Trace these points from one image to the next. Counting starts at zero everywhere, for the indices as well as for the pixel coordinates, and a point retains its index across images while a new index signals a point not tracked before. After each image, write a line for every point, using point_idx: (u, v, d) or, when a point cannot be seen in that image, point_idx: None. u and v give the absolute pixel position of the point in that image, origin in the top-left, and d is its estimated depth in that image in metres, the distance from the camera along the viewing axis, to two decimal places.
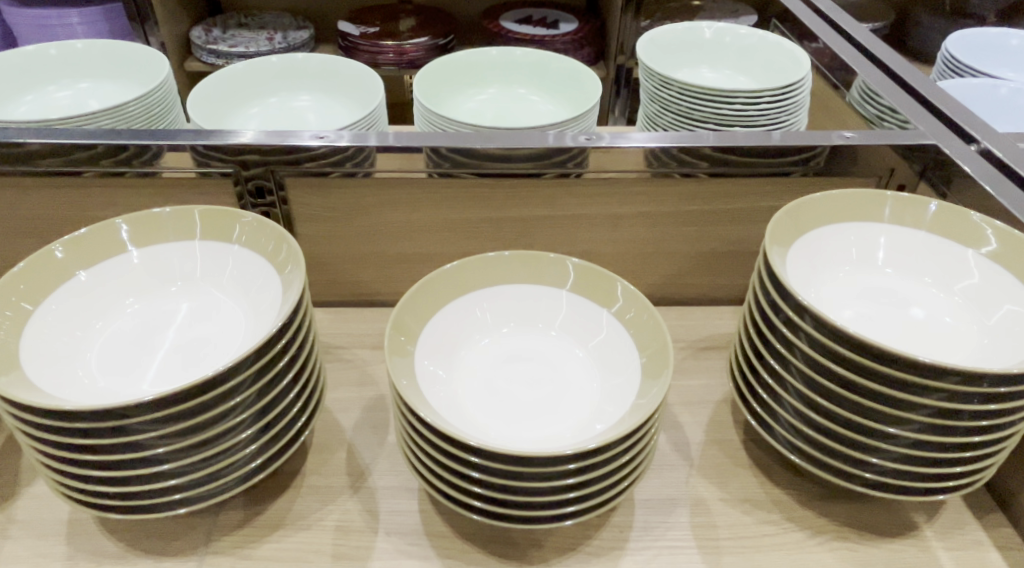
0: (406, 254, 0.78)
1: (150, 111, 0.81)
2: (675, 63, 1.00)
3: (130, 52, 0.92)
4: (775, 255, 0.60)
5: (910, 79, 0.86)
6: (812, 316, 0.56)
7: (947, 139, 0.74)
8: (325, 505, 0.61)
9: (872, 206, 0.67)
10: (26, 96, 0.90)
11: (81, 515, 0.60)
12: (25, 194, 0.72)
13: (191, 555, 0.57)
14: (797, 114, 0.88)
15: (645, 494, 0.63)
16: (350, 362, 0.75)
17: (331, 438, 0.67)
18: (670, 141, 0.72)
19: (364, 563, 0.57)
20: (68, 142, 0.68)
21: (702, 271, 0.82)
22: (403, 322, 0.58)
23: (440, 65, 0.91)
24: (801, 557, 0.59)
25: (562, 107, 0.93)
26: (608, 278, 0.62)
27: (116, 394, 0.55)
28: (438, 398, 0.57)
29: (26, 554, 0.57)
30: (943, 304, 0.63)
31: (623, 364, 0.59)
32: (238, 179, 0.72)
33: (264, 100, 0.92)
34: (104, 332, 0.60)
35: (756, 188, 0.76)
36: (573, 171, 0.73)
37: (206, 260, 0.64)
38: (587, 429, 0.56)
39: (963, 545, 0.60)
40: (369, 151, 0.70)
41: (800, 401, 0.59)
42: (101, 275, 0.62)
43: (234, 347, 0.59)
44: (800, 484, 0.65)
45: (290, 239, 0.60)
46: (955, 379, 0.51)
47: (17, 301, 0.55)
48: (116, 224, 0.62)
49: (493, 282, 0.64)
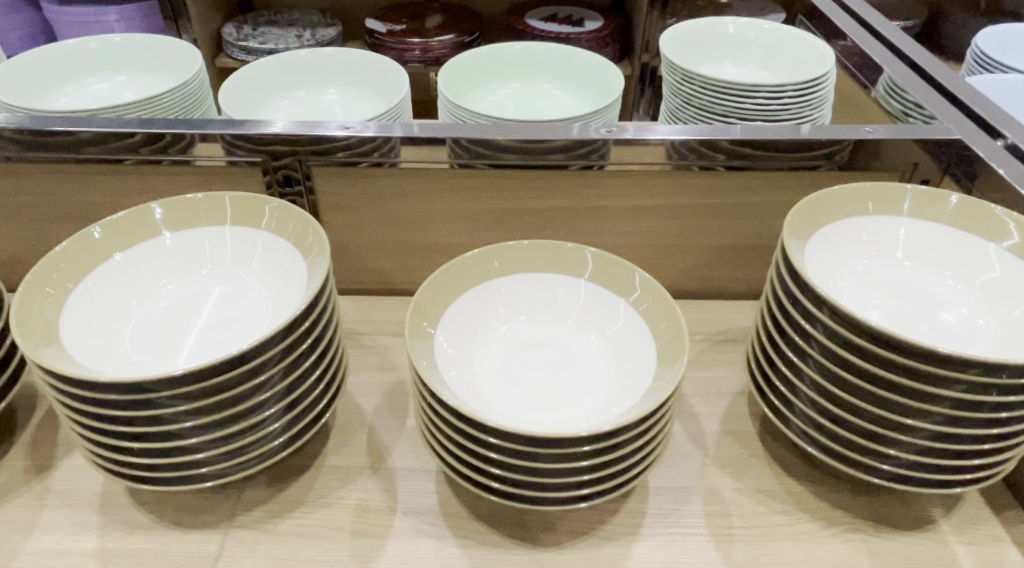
0: (429, 243, 0.80)
1: (183, 103, 0.84)
2: (697, 58, 1.00)
3: (166, 47, 0.95)
4: (794, 247, 0.61)
5: (937, 75, 0.86)
6: (830, 307, 0.56)
7: (973, 134, 0.74)
8: (345, 484, 0.63)
9: (891, 199, 0.67)
10: (66, 87, 0.93)
11: (114, 487, 0.62)
12: (66, 180, 0.75)
13: (217, 528, 0.59)
14: (821, 109, 0.88)
15: (658, 482, 0.64)
16: (371, 348, 0.77)
17: (352, 420, 0.69)
18: (694, 134, 0.72)
19: (382, 540, 0.59)
20: (108, 130, 0.70)
21: (721, 265, 0.82)
22: (425, 307, 0.59)
23: (463, 59, 0.93)
24: (814, 548, 0.59)
25: (585, 101, 0.94)
26: (627, 267, 0.63)
27: (149, 368, 0.58)
28: (456, 381, 0.58)
29: (63, 523, 0.59)
30: (964, 297, 0.63)
31: (639, 350, 0.60)
32: (266, 169, 0.74)
33: (292, 93, 0.94)
34: (138, 312, 0.62)
35: (778, 182, 0.76)
36: (597, 164, 0.73)
37: (235, 245, 0.66)
38: (603, 413, 0.57)
39: (981, 541, 0.60)
40: (394, 143, 0.72)
41: (817, 392, 0.59)
42: (135, 257, 0.64)
43: (261, 327, 0.61)
44: (815, 477, 0.65)
45: (316, 225, 0.62)
46: (975, 371, 0.51)
47: (56, 279, 0.58)
48: (150, 208, 0.64)
49: (512, 271, 0.65)
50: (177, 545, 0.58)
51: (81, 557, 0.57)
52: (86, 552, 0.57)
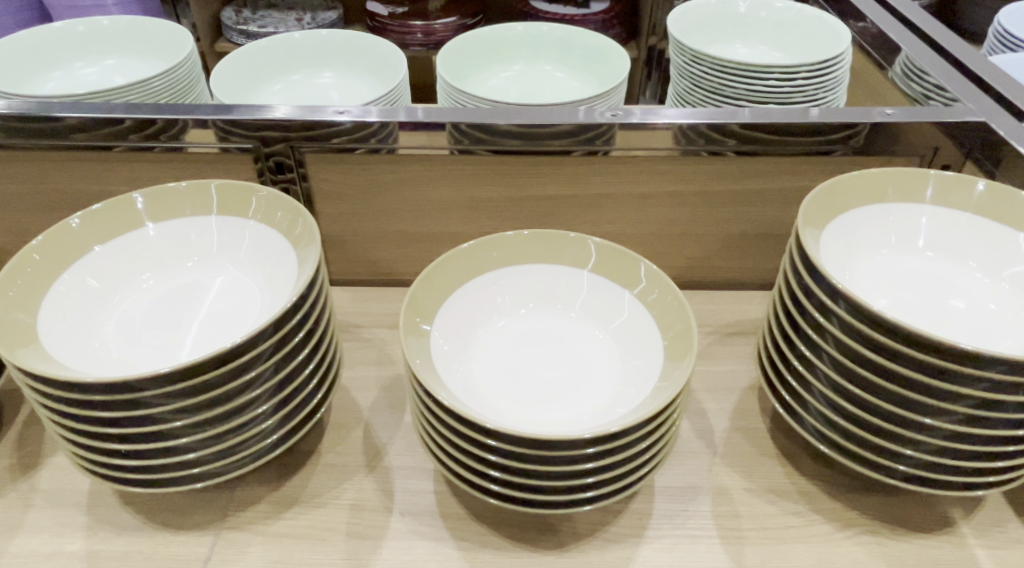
0: (427, 233, 0.77)
1: (174, 87, 0.81)
2: (707, 38, 0.96)
3: (157, 29, 0.91)
4: (808, 237, 0.58)
5: (958, 55, 0.82)
6: (846, 300, 0.53)
7: (997, 116, 0.70)
8: (339, 483, 0.61)
9: (913, 185, 0.64)
10: (54, 72, 0.90)
11: (102, 487, 0.60)
12: (52, 168, 0.72)
13: (207, 530, 0.57)
14: (836, 91, 0.84)
15: (665, 481, 0.62)
16: (369, 341, 0.74)
17: (348, 416, 0.67)
18: (701, 117, 0.69)
19: (378, 542, 0.57)
20: (94, 117, 0.68)
21: (732, 254, 0.79)
22: (419, 301, 0.57)
23: (463, 41, 0.89)
24: (828, 551, 0.57)
25: (589, 84, 0.90)
26: (632, 258, 0.60)
27: (132, 366, 0.56)
28: (454, 378, 0.56)
29: (49, 524, 0.57)
30: (990, 291, 0.60)
31: (645, 345, 0.57)
32: (258, 155, 0.71)
33: (288, 77, 0.91)
34: (121, 307, 0.60)
35: (791, 167, 0.72)
36: (601, 149, 0.70)
37: (223, 235, 0.64)
38: (607, 412, 0.54)
39: (1004, 544, 0.57)
40: (392, 128, 0.69)
41: (832, 389, 0.56)
42: (118, 249, 0.61)
43: (250, 322, 0.59)
44: (829, 475, 0.62)
45: (306, 213, 0.59)
46: (1001, 368, 0.48)
47: (32, 272, 0.55)
48: (132, 197, 0.62)
49: (512, 262, 0.62)
50: (165, 548, 0.56)
51: (67, 559, 0.55)
52: (72, 554, 0.55)
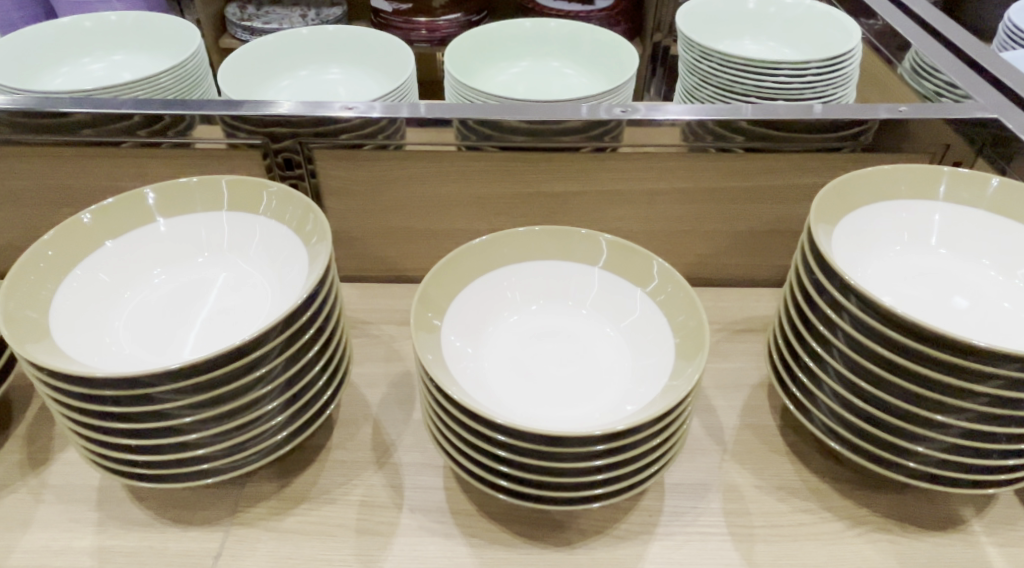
0: (435, 229, 0.77)
1: (181, 83, 0.81)
2: (715, 34, 0.96)
3: (164, 24, 0.91)
4: (821, 233, 0.57)
5: (969, 51, 0.82)
6: (858, 296, 0.52)
7: (1009, 112, 0.70)
8: (349, 480, 0.61)
9: (926, 181, 0.63)
10: (61, 67, 0.90)
11: (112, 483, 0.60)
12: (61, 163, 0.72)
13: (217, 525, 0.57)
14: (846, 87, 0.84)
15: (675, 479, 0.61)
16: (378, 338, 0.74)
17: (356, 412, 0.67)
18: (710, 114, 0.68)
19: (388, 539, 0.57)
20: (103, 112, 0.67)
21: (741, 250, 0.79)
22: (430, 297, 0.56)
23: (471, 38, 0.89)
24: (838, 548, 0.57)
25: (597, 80, 0.90)
26: (643, 255, 0.60)
27: (142, 361, 0.56)
28: (464, 374, 0.56)
29: (59, 519, 0.58)
30: (1005, 288, 0.60)
31: (656, 343, 0.57)
32: (267, 152, 0.71)
33: (295, 72, 0.91)
34: (131, 302, 0.60)
35: (801, 164, 0.72)
36: (609, 146, 0.70)
37: (233, 230, 0.64)
38: (617, 410, 0.54)
39: (1015, 542, 0.57)
40: (399, 124, 0.68)
41: (843, 386, 0.56)
42: (128, 244, 0.61)
43: (261, 318, 0.59)
44: (839, 473, 0.62)
45: (317, 210, 0.59)
46: (1015, 365, 0.47)
47: (44, 268, 0.55)
48: (143, 193, 0.62)
49: (522, 258, 0.62)
50: (176, 543, 0.56)
51: (77, 555, 0.55)
52: (81, 550, 0.56)
